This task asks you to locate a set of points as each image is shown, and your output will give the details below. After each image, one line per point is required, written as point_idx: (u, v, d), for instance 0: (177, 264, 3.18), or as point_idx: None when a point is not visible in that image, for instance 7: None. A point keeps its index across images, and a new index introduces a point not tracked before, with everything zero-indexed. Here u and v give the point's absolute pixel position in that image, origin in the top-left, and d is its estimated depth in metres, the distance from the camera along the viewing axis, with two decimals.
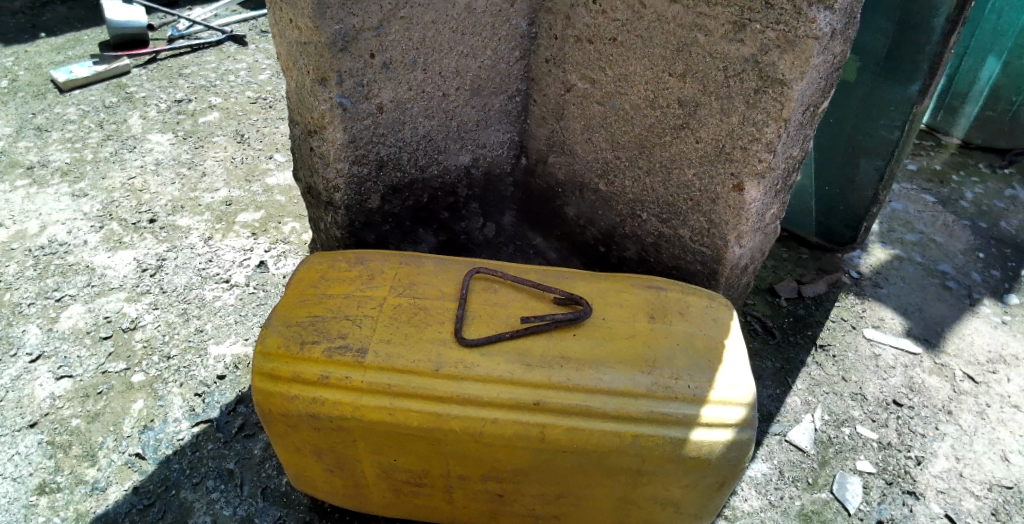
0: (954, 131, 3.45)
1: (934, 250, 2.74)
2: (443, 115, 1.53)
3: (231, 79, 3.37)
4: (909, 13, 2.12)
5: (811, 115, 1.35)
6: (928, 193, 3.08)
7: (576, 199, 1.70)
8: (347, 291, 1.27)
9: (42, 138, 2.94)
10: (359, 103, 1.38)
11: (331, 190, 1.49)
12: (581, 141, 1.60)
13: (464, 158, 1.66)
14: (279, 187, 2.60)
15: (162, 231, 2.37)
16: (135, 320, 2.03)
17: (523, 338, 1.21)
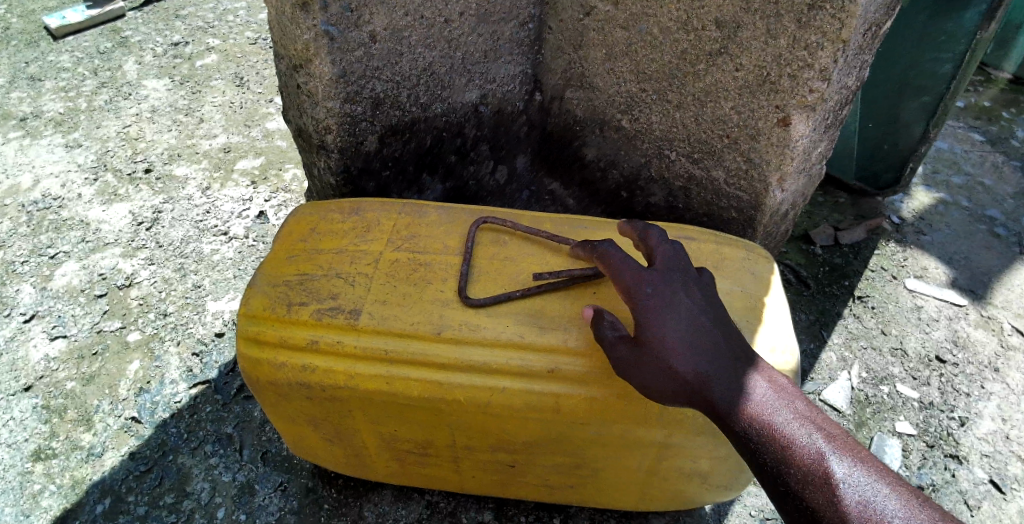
0: (1004, 67, 3.24)
1: (982, 193, 2.53)
2: (446, 45, 1.36)
3: (230, 19, 3.19)
4: None
5: (871, 36, 1.15)
6: (976, 132, 2.85)
7: (596, 139, 1.52)
8: (339, 246, 1.14)
9: (36, 88, 2.81)
10: (348, 32, 1.22)
11: (322, 131, 1.34)
12: (603, 73, 1.42)
13: (472, 95, 1.48)
14: (280, 132, 2.45)
15: (159, 182, 2.25)
16: (130, 276, 1.93)
17: (536, 297, 1.07)
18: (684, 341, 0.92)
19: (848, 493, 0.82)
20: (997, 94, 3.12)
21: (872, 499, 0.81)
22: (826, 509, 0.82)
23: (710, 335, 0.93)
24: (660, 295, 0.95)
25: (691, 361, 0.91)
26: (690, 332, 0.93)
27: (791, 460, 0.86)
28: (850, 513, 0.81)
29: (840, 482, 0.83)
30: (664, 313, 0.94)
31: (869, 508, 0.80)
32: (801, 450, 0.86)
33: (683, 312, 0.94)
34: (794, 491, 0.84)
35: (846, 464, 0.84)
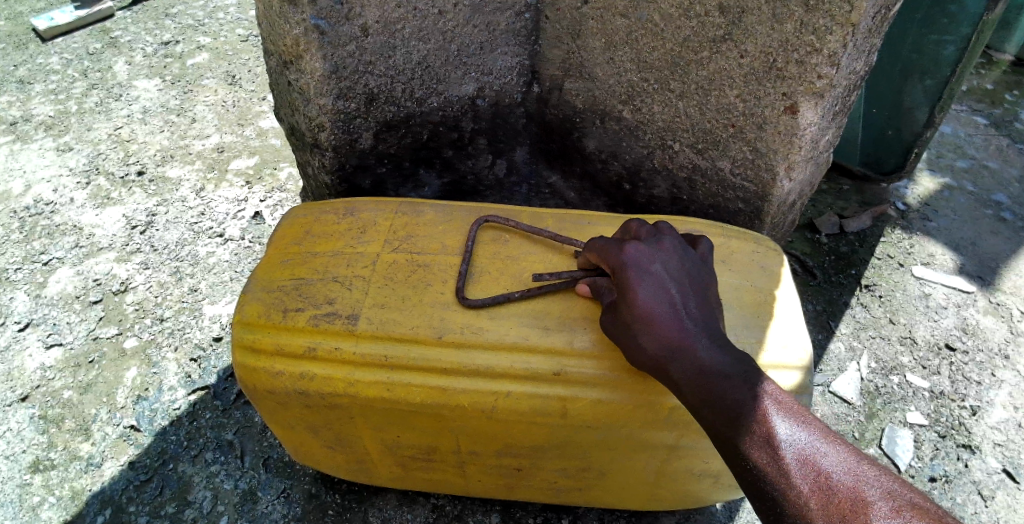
0: (1006, 49, 3.22)
1: (988, 177, 2.49)
2: (441, 37, 1.31)
3: (220, 16, 3.14)
4: None
5: (881, 18, 1.11)
6: (980, 115, 2.82)
7: (597, 130, 1.48)
8: (335, 248, 1.10)
9: (26, 91, 2.77)
10: (339, 26, 1.18)
11: (316, 129, 1.32)
12: (602, 63, 1.38)
13: (469, 88, 1.44)
14: (273, 131, 2.41)
15: (152, 185, 2.21)
16: (126, 282, 1.89)
17: (540, 297, 1.04)
18: (650, 310, 0.89)
19: (791, 454, 0.79)
20: (999, 76, 3.08)
21: (817, 460, 0.78)
22: (770, 471, 0.79)
23: (680, 304, 0.90)
24: (638, 265, 0.92)
25: (656, 327, 0.88)
26: (658, 300, 0.89)
27: (740, 424, 0.82)
28: (792, 474, 0.77)
29: (785, 444, 0.79)
30: (634, 281, 0.91)
31: (811, 468, 0.77)
32: (750, 415, 0.82)
33: (655, 283, 0.91)
34: (742, 455, 0.81)
35: (794, 425, 0.81)
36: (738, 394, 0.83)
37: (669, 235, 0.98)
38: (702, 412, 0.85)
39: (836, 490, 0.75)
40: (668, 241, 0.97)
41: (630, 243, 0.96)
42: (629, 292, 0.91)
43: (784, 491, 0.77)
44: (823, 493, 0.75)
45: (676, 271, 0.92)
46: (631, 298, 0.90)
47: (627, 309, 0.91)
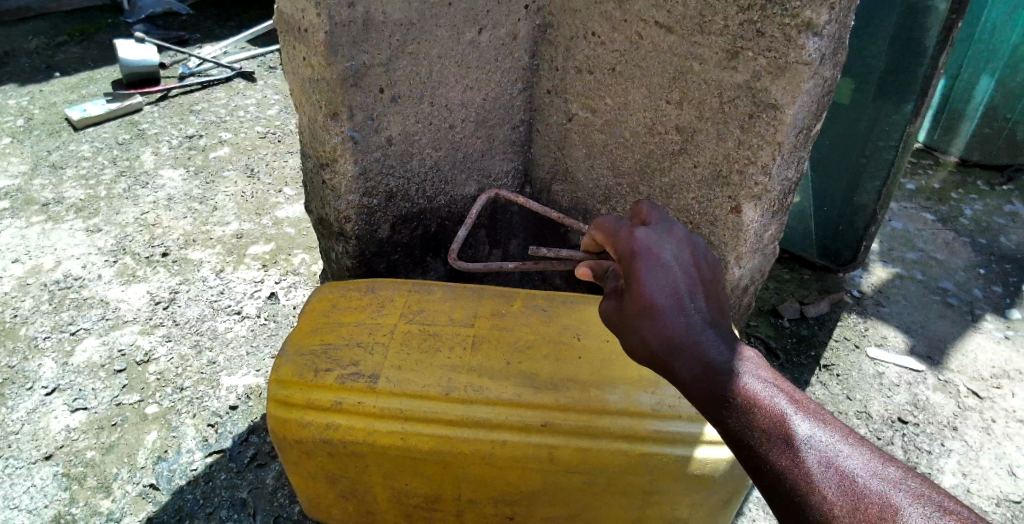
0: (951, 151, 3.69)
1: (935, 267, 2.77)
2: (450, 146, 1.57)
3: (240, 114, 3.52)
4: (900, 35, 2.22)
5: (803, 138, 1.38)
6: (927, 212, 3.15)
7: (580, 225, 1.74)
8: (358, 319, 1.30)
9: (57, 176, 3.03)
10: (369, 136, 1.42)
11: (342, 221, 1.54)
12: (584, 169, 1.65)
13: (471, 188, 1.68)
14: (289, 219, 2.66)
15: (175, 264, 2.42)
16: (149, 353, 2.06)
17: (530, 361, 1.24)
18: (651, 303, 0.92)
19: (810, 452, 0.75)
20: (944, 176, 3.50)
21: (838, 460, 0.73)
22: (785, 469, 0.75)
23: (684, 297, 0.92)
24: (650, 257, 0.98)
25: (658, 321, 0.90)
26: (661, 294, 0.92)
27: (751, 421, 0.80)
28: (810, 472, 0.73)
29: (804, 443, 0.76)
30: (638, 279, 0.96)
31: (834, 469, 0.73)
32: (763, 412, 0.80)
33: (660, 278, 0.95)
34: (757, 453, 0.78)
35: (812, 424, 0.77)
36: (747, 390, 0.82)
37: (675, 236, 1.03)
38: (710, 408, 0.84)
39: (861, 492, 0.70)
40: (676, 235, 1.03)
41: (640, 236, 1.04)
42: (634, 288, 0.95)
43: (803, 489, 0.73)
44: (847, 494, 0.70)
45: (681, 268, 0.96)
46: (635, 293, 0.94)
47: (631, 304, 0.94)
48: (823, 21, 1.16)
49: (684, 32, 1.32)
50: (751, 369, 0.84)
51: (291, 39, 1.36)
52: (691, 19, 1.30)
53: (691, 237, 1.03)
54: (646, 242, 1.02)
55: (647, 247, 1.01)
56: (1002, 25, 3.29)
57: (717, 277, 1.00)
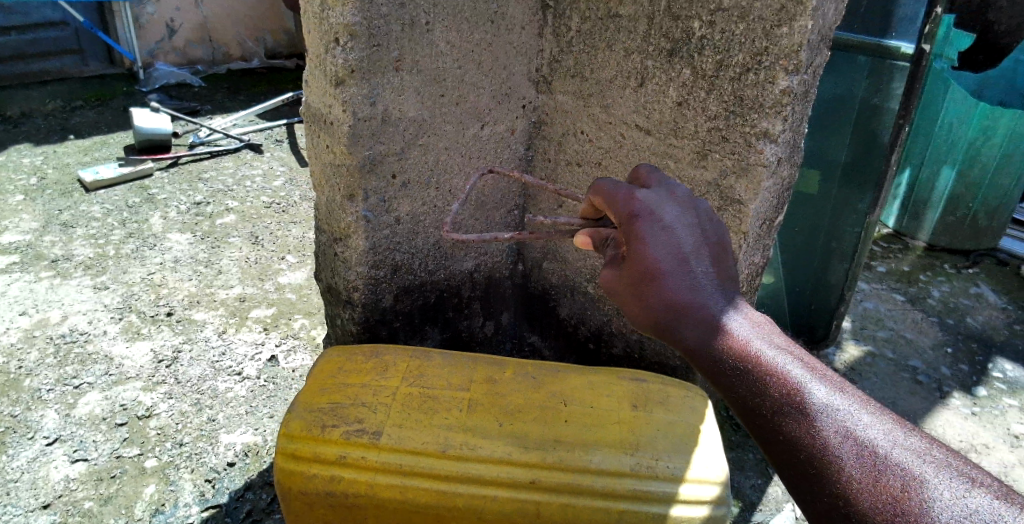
0: (920, 236, 3.93)
1: (905, 346, 2.93)
2: (451, 226, 1.74)
3: (247, 184, 3.71)
4: (859, 134, 2.48)
5: (766, 228, 1.56)
6: (897, 293, 3.35)
7: (568, 300, 1.89)
8: (363, 381, 1.42)
9: (67, 234, 3.16)
10: (380, 216, 1.58)
11: (350, 289, 1.67)
12: (572, 249, 1.82)
13: (469, 263, 1.85)
14: (291, 286, 2.80)
15: (178, 324, 2.53)
16: (150, 408, 2.14)
17: (520, 424, 1.35)
18: (655, 273, 0.99)
19: (826, 422, 0.79)
20: (913, 259, 3.74)
21: (853, 432, 0.78)
22: (798, 437, 0.80)
23: (688, 265, 0.99)
24: (655, 222, 1.05)
25: (663, 292, 0.98)
26: (666, 263, 0.99)
27: (762, 391, 0.85)
28: (823, 440, 0.78)
29: (818, 413, 0.80)
30: (643, 245, 1.02)
31: (848, 437, 0.78)
32: (776, 383, 0.84)
33: (664, 243, 1.01)
34: (769, 421, 0.83)
35: (826, 394, 0.82)
36: (759, 361, 0.87)
37: (676, 199, 1.09)
38: (719, 377, 0.89)
39: (878, 462, 0.75)
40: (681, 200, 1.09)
41: (644, 200, 1.09)
42: (640, 256, 1.02)
43: (813, 457, 0.78)
44: (861, 463, 0.75)
45: (684, 232, 1.02)
46: (641, 256, 1.01)
47: (636, 274, 1.01)
48: (778, 131, 1.36)
49: (661, 135, 1.52)
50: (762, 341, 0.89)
51: (316, 129, 1.55)
52: (667, 124, 1.50)
53: (692, 199, 1.09)
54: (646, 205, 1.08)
55: (649, 213, 1.07)
56: (959, 122, 3.55)
57: (719, 237, 1.07)
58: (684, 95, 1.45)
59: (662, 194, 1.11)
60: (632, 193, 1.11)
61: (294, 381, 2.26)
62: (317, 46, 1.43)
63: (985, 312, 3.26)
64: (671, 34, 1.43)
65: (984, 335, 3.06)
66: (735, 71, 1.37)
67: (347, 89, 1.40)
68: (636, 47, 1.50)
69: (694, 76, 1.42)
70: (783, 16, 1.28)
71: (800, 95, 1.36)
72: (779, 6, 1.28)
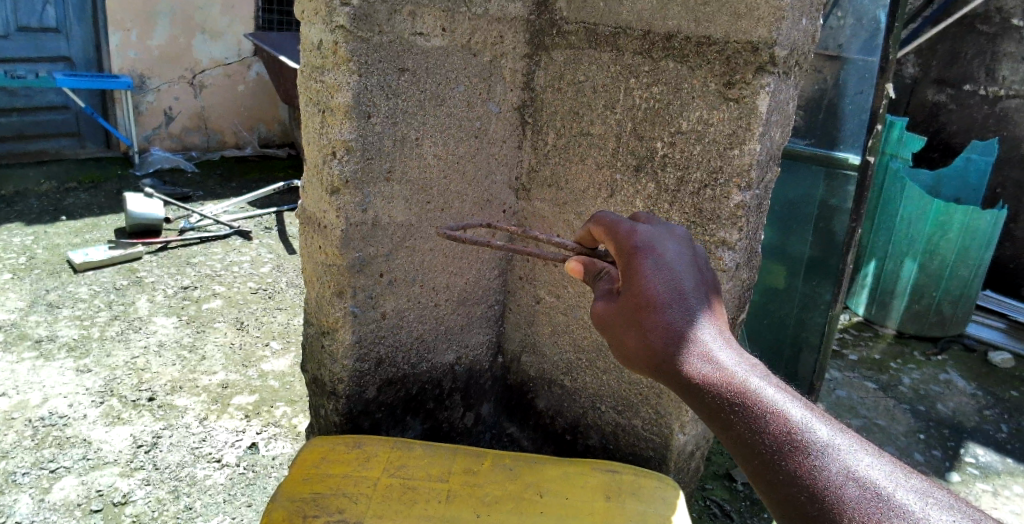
0: (888, 323, 4.09)
1: (879, 433, 2.99)
2: (434, 321, 1.84)
3: (234, 269, 3.80)
4: (818, 233, 2.66)
5: (730, 325, 1.67)
6: (868, 380, 3.45)
7: (545, 392, 1.96)
8: (346, 471, 1.47)
9: (53, 314, 3.19)
10: (367, 311, 1.67)
11: (336, 381, 1.73)
12: (549, 343, 1.91)
13: (450, 356, 1.93)
14: (274, 372, 2.83)
15: (160, 409, 2.54)
16: (126, 494, 2.12)
17: (497, 515, 1.40)
18: (649, 301, 0.99)
19: (828, 462, 0.74)
20: (884, 346, 3.87)
21: (860, 474, 0.72)
22: (798, 477, 0.75)
23: (685, 296, 0.98)
24: (655, 259, 1.06)
25: (654, 318, 0.96)
26: (661, 291, 0.99)
27: (759, 428, 0.80)
28: (824, 481, 0.73)
29: (820, 453, 0.75)
30: (640, 277, 1.04)
31: (851, 478, 0.72)
32: (773, 420, 0.80)
33: (663, 278, 1.02)
34: (767, 461, 0.78)
35: (827, 433, 0.77)
36: (753, 395, 0.83)
37: (677, 243, 1.11)
38: (707, 410, 0.85)
39: (885, 506, 0.69)
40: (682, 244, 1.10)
41: (647, 241, 1.11)
42: (636, 286, 1.03)
43: (812, 499, 0.73)
44: (866, 506, 0.69)
45: (684, 270, 1.03)
46: (640, 289, 1.01)
47: (630, 302, 1.01)
48: (734, 239, 1.50)
49: None
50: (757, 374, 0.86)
51: (310, 231, 1.67)
52: None
53: (693, 247, 1.12)
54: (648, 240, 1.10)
55: (650, 248, 1.09)
56: (916, 218, 3.78)
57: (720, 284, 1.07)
58: (650, 206, 1.60)
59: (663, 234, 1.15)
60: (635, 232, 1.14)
61: (273, 469, 2.25)
62: (315, 157, 1.57)
63: (954, 398, 3.36)
64: (636, 152, 1.59)
65: (955, 421, 3.15)
66: (693, 187, 1.52)
67: (342, 197, 1.53)
68: (606, 162, 1.66)
69: (658, 189, 1.58)
70: (734, 141, 1.44)
71: (753, 208, 1.51)
72: (730, 131, 1.44)
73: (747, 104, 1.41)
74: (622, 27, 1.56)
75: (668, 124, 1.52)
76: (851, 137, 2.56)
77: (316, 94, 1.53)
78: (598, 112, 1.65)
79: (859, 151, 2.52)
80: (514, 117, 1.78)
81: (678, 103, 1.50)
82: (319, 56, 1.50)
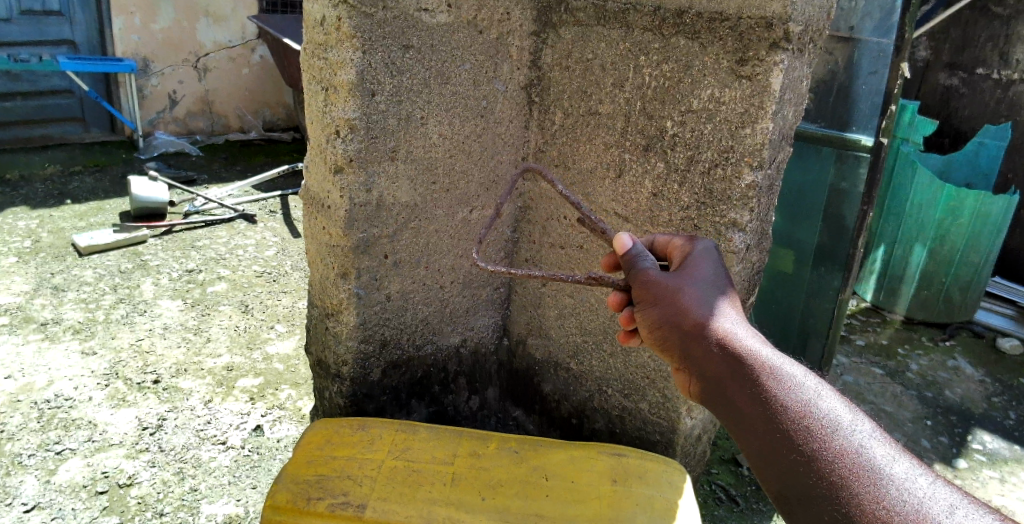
0: (896, 309, 4.05)
1: (886, 419, 2.96)
2: (439, 303, 1.82)
3: (239, 253, 3.79)
4: (828, 217, 2.62)
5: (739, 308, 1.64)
6: (876, 366, 3.42)
7: (551, 376, 1.95)
8: (350, 453, 1.46)
9: (58, 298, 3.20)
10: (371, 293, 1.66)
11: (340, 363, 1.72)
12: (555, 326, 1.89)
13: (455, 338, 1.92)
14: (278, 355, 2.83)
15: (165, 392, 2.53)
16: (132, 476, 2.12)
17: (502, 499, 1.38)
18: (707, 284, 1.04)
19: (871, 446, 0.78)
20: (892, 332, 3.84)
21: (902, 462, 0.76)
22: (839, 455, 0.78)
23: (732, 297, 1.03)
24: (707, 261, 1.10)
25: (712, 299, 1.01)
26: (721, 283, 1.04)
27: (804, 409, 0.83)
28: (867, 460, 0.76)
29: (862, 438, 0.79)
30: (701, 267, 1.09)
31: (895, 463, 0.76)
32: (820, 403, 0.83)
33: (713, 277, 1.06)
34: (808, 438, 0.81)
35: (861, 426, 0.81)
36: (800, 381, 0.87)
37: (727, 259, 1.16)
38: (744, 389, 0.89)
39: (926, 489, 0.72)
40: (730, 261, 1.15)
41: (700, 246, 1.16)
42: (695, 272, 1.07)
43: (849, 475, 0.76)
44: (909, 486, 0.72)
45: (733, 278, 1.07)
46: (691, 278, 1.05)
47: (686, 279, 1.05)
48: (745, 221, 1.47)
49: (638, 222, 1.63)
50: (803, 365, 0.90)
51: (314, 212, 1.65)
52: (643, 212, 1.61)
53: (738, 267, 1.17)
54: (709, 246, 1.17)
55: (705, 251, 1.14)
56: (927, 203, 3.73)
57: None
58: (659, 187, 1.57)
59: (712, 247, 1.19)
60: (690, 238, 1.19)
61: (278, 452, 2.25)
62: (318, 136, 1.55)
63: (963, 384, 3.34)
64: (645, 131, 1.56)
65: (963, 408, 3.12)
66: (704, 166, 1.49)
67: (345, 176, 1.51)
68: (615, 142, 1.63)
69: (668, 169, 1.54)
70: (745, 119, 1.41)
71: (765, 188, 1.47)
72: (742, 109, 1.40)
73: (761, 81, 1.37)
74: (632, 3, 1.52)
75: (678, 103, 1.49)
76: (864, 119, 2.52)
77: (319, 72, 1.51)
78: (606, 91, 1.61)
79: (872, 134, 2.47)
80: (520, 96, 1.75)
81: (689, 81, 1.46)
82: (321, 33, 1.47)
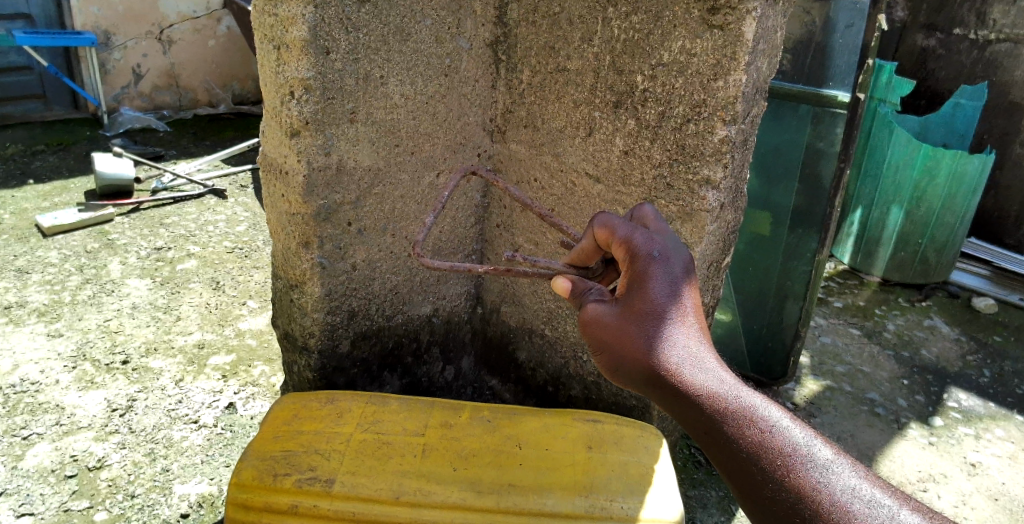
0: (874, 272, 4.05)
1: (863, 379, 2.97)
2: (408, 272, 1.77)
3: (210, 229, 3.69)
4: (805, 176, 2.59)
5: (714, 269, 1.61)
6: (853, 327, 3.44)
7: (526, 343, 1.91)
8: (318, 428, 1.42)
9: (22, 280, 3.09)
10: (336, 262, 1.60)
11: (307, 336, 1.67)
12: (528, 293, 1.85)
13: (427, 308, 1.88)
14: (250, 331, 2.77)
15: (134, 372, 2.47)
16: (101, 459, 2.06)
17: (474, 469, 1.35)
18: (658, 316, 0.95)
19: (831, 481, 0.78)
20: (869, 294, 3.86)
21: (864, 497, 0.76)
22: (802, 496, 0.78)
23: (688, 321, 0.95)
24: (656, 274, 0.99)
25: (664, 336, 0.94)
26: (671, 309, 0.96)
27: (766, 452, 0.82)
28: (827, 498, 0.76)
29: (823, 475, 0.79)
30: (643, 286, 0.98)
31: (856, 497, 0.76)
32: (781, 443, 0.82)
33: (665, 300, 0.96)
34: (768, 479, 0.81)
35: (821, 459, 0.80)
36: (759, 418, 0.85)
37: (678, 255, 1.04)
38: (712, 437, 0.86)
39: None
40: (679, 255, 1.04)
41: (646, 251, 1.04)
42: (638, 298, 0.97)
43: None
44: None
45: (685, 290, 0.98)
46: (642, 307, 0.96)
47: (634, 315, 0.96)
48: (719, 177, 1.43)
49: (610, 183, 1.58)
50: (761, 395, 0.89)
51: (272, 179, 1.58)
52: (615, 172, 1.56)
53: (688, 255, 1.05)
54: (653, 247, 1.04)
55: (653, 260, 1.02)
56: (903, 165, 3.72)
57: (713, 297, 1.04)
58: (630, 145, 1.52)
59: (661, 240, 1.06)
60: (632, 238, 1.06)
61: (251, 428, 2.20)
62: (273, 98, 1.47)
63: (938, 343, 3.37)
64: (615, 87, 1.50)
65: (939, 367, 3.15)
66: (676, 122, 1.44)
67: (302, 139, 1.45)
68: (585, 99, 1.57)
69: (638, 126, 1.49)
70: (718, 71, 1.35)
71: (739, 143, 1.43)
72: (714, 61, 1.35)
73: (733, 30, 1.31)
74: None
75: (648, 56, 1.43)
76: (841, 75, 2.47)
77: (270, 29, 1.42)
78: (574, 46, 1.55)
79: (849, 90, 2.44)
80: (486, 54, 1.69)
81: (660, 33, 1.40)
82: None
